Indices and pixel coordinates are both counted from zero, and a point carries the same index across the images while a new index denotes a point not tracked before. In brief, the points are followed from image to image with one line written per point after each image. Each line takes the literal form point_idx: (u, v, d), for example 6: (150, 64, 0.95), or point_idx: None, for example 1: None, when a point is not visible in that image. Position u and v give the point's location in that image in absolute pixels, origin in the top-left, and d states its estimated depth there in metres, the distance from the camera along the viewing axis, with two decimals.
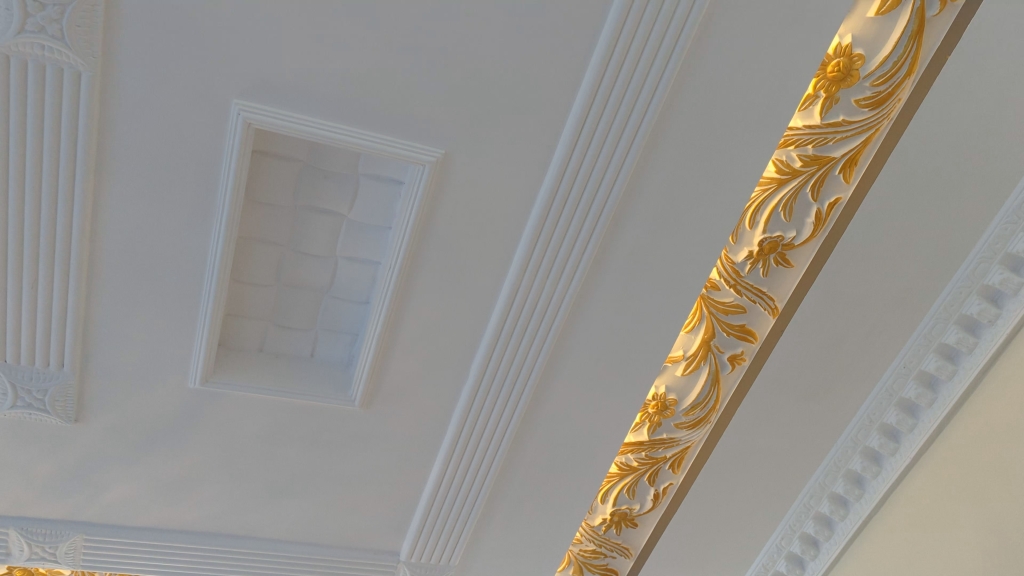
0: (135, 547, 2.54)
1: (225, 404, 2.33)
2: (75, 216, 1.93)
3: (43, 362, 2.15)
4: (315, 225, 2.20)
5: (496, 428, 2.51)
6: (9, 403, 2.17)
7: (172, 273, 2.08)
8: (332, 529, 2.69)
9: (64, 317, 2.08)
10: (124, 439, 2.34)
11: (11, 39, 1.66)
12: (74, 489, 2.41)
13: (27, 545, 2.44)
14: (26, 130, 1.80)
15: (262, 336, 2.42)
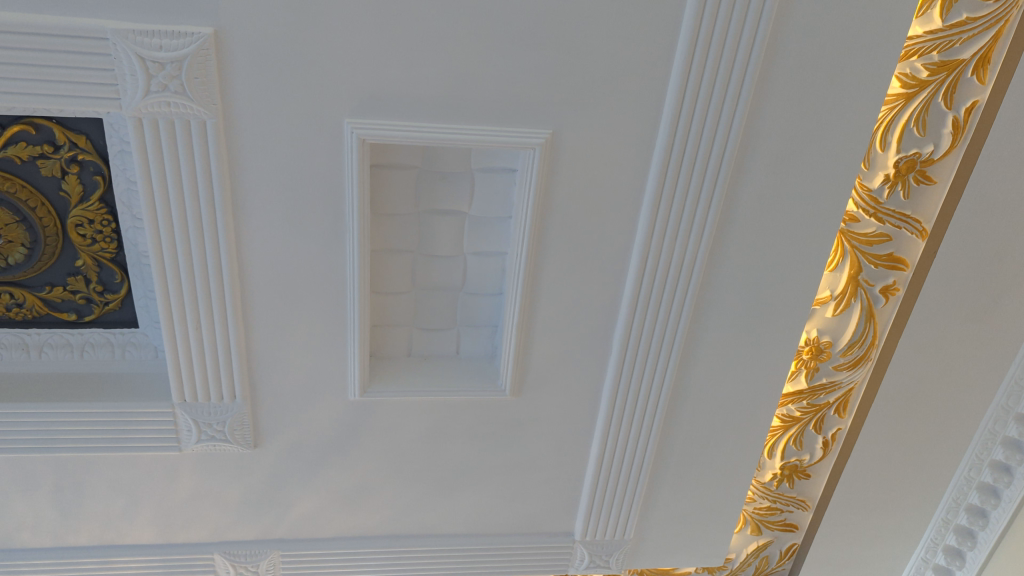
0: (327, 557, 2.68)
1: (385, 412, 2.42)
2: (223, 257, 2.06)
3: (217, 398, 2.31)
4: (440, 228, 2.25)
5: (648, 397, 2.50)
6: (195, 438, 2.36)
7: (317, 296, 2.19)
8: (505, 517, 2.76)
9: (229, 353, 2.23)
10: (300, 457, 2.48)
11: (141, 102, 1.79)
12: (265, 510, 2.57)
13: (232, 566, 2.65)
14: (167, 185, 1.93)
15: (408, 341, 2.51)
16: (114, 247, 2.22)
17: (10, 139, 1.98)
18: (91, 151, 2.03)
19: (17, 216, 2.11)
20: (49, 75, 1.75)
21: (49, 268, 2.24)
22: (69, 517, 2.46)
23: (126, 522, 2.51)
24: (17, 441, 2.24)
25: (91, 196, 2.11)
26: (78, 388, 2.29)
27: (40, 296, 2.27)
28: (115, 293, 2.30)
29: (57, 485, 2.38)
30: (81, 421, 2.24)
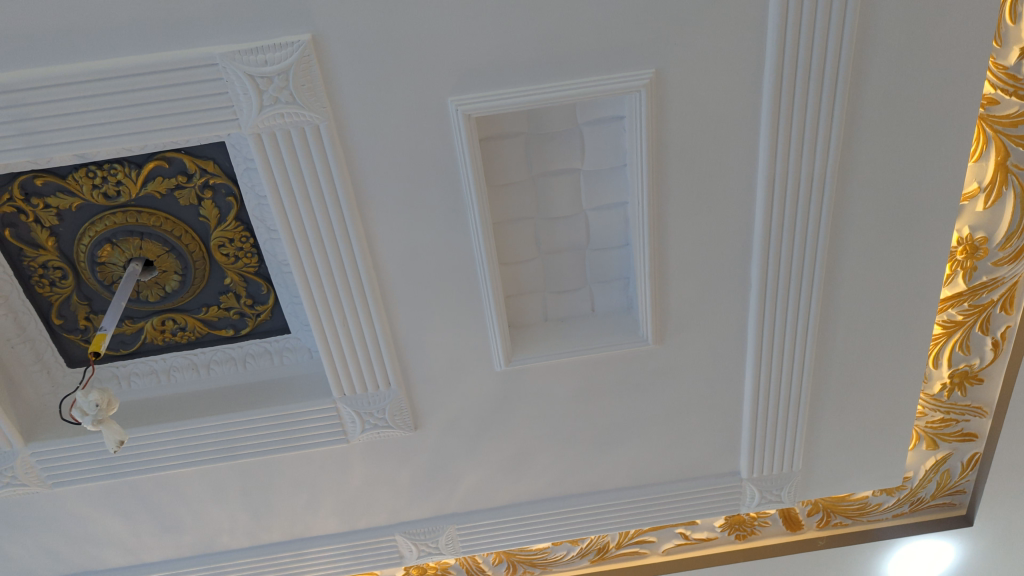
0: (501, 524, 2.76)
1: (533, 378, 2.45)
2: (356, 252, 2.14)
3: (373, 387, 2.40)
4: (557, 189, 2.24)
5: (795, 322, 2.42)
6: (360, 428, 2.46)
7: (450, 275, 2.23)
8: (668, 465, 2.75)
9: (376, 343, 2.31)
10: (460, 433, 2.55)
11: (257, 117, 1.89)
12: (435, 487, 2.67)
13: (415, 545, 2.76)
14: (294, 192, 2.02)
15: (543, 306, 2.49)
16: (255, 261, 2.33)
17: (148, 176, 2.12)
18: (220, 174, 2.14)
19: (167, 246, 2.26)
20: (172, 109, 1.86)
21: (202, 289, 2.38)
22: (260, 517, 2.63)
23: (311, 515, 2.66)
24: (203, 453, 2.41)
25: (228, 217, 2.23)
26: (248, 397, 2.44)
27: (199, 317, 2.42)
28: (264, 304, 2.41)
29: (245, 489, 2.55)
30: (256, 426, 2.39)
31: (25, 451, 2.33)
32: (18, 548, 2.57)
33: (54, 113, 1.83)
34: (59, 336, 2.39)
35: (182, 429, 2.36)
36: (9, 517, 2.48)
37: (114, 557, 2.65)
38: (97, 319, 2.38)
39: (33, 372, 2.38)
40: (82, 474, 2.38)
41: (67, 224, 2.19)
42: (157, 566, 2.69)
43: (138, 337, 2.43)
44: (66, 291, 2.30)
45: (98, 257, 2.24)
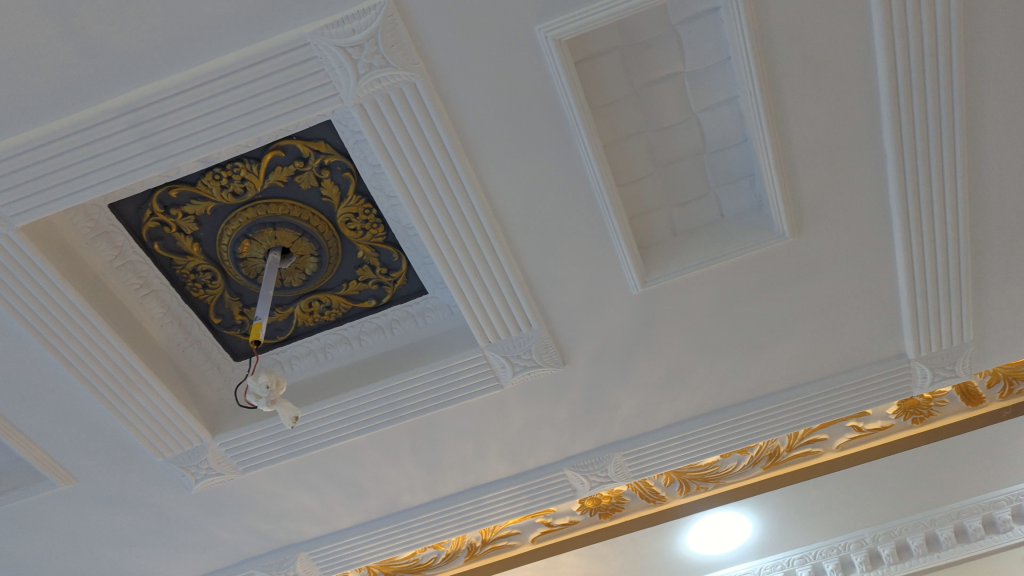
0: (667, 443, 2.76)
1: (673, 294, 2.42)
2: (475, 201, 2.16)
3: (516, 330, 2.43)
4: (663, 96, 2.16)
5: (941, 186, 2.27)
6: (511, 372, 2.50)
7: (570, 206, 2.22)
8: (828, 359, 2.66)
9: (510, 286, 2.34)
10: (609, 360, 2.55)
11: (356, 87, 1.93)
12: (595, 418, 2.69)
13: (585, 477, 2.80)
14: (404, 152, 2.06)
15: (669, 221, 2.41)
16: (382, 230, 2.39)
17: (269, 167, 2.22)
18: (333, 152, 2.21)
19: (299, 232, 2.36)
20: (278, 96, 1.92)
21: (339, 267, 2.47)
22: (435, 472, 2.74)
23: (481, 462, 2.74)
24: (371, 418, 2.53)
25: (348, 192, 2.30)
26: (400, 360, 2.54)
27: (341, 293, 2.52)
28: (398, 270, 2.47)
29: (415, 448, 2.66)
30: (413, 384, 2.48)
31: (213, 442, 2.51)
32: (226, 534, 2.78)
33: (174, 123, 1.93)
34: (221, 333, 2.55)
35: (347, 401, 2.49)
36: (212, 507, 2.68)
37: (310, 528, 2.83)
38: (251, 312, 2.52)
39: (206, 370, 2.57)
40: (267, 456, 2.56)
41: (206, 228, 2.32)
42: (351, 531, 2.86)
43: (290, 322, 2.56)
44: (218, 291, 2.45)
45: (240, 253, 2.38)
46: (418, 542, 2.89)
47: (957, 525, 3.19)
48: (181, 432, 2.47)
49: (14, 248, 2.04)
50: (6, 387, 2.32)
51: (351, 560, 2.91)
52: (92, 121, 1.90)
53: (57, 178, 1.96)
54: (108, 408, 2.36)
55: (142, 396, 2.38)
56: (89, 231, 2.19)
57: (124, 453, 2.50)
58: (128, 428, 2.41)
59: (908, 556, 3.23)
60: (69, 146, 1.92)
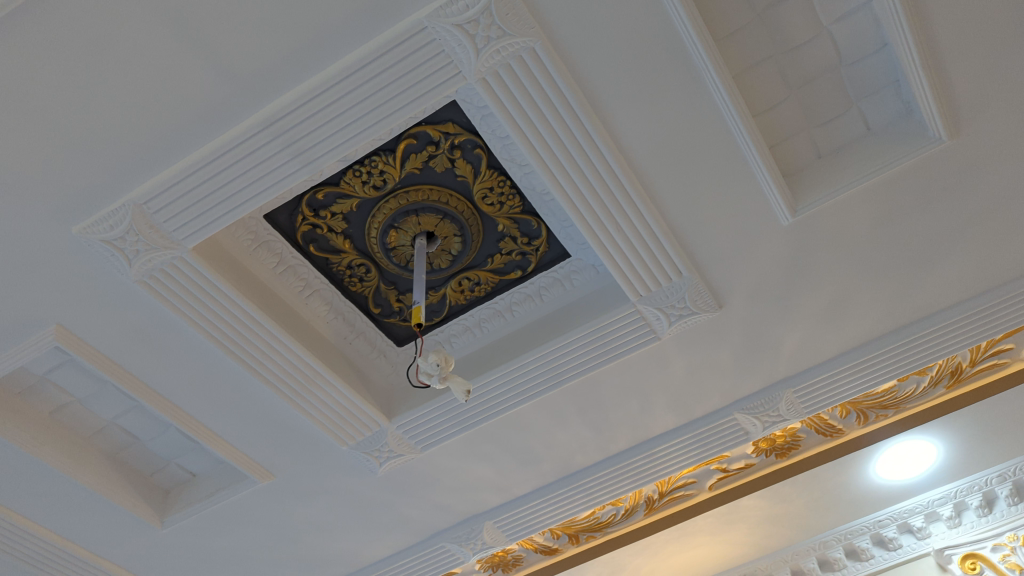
0: (837, 374, 2.67)
1: (826, 220, 2.32)
2: (607, 156, 2.14)
3: (666, 281, 2.40)
4: (788, 15, 2.07)
5: None
6: (667, 323, 2.47)
7: (707, 146, 2.16)
8: (1007, 263, 2.47)
9: (655, 237, 2.31)
10: (766, 297, 2.48)
11: (477, 62, 1.94)
12: (760, 358, 2.63)
13: (757, 418, 2.74)
14: (531, 119, 2.06)
15: (812, 144, 2.30)
16: (519, 200, 2.41)
17: (404, 156, 2.29)
18: (462, 131, 2.25)
19: (441, 214, 2.43)
20: (404, 86, 1.96)
21: (482, 243, 2.52)
22: (604, 430, 2.76)
23: (649, 415, 2.74)
24: (534, 385, 2.57)
25: (481, 168, 2.33)
26: (554, 326, 2.56)
27: (488, 268, 2.57)
28: (539, 238, 2.48)
29: (581, 409, 2.69)
30: (571, 347, 2.50)
31: (391, 426, 2.63)
32: (414, 511, 2.91)
33: (312, 129, 2.01)
34: (382, 322, 2.67)
35: (509, 371, 2.54)
36: (398, 486, 2.81)
37: (492, 498, 2.92)
38: (407, 298, 2.62)
39: (373, 359, 2.69)
40: (441, 433, 2.65)
41: (354, 224, 2.43)
42: (530, 496, 2.93)
43: (444, 302, 2.64)
44: (374, 282, 2.57)
45: (389, 243, 2.48)
46: (597, 502, 2.92)
47: (987, 495, 3.09)
48: (360, 420, 2.60)
49: (188, 269, 2.21)
50: (200, 396, 2.52)
51: (535, 525, 2.97)
52: (239, 140, 2.02)
53: (217, 198, 2.09)
54: (292, 405, 2.52)
55: (321, 391, 2.51)
56: (251, 242, 2.36)
57: (312, 445, 2.66)
58: (313, 422, 2.56)
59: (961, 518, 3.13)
60: (223, 166, 2.05)
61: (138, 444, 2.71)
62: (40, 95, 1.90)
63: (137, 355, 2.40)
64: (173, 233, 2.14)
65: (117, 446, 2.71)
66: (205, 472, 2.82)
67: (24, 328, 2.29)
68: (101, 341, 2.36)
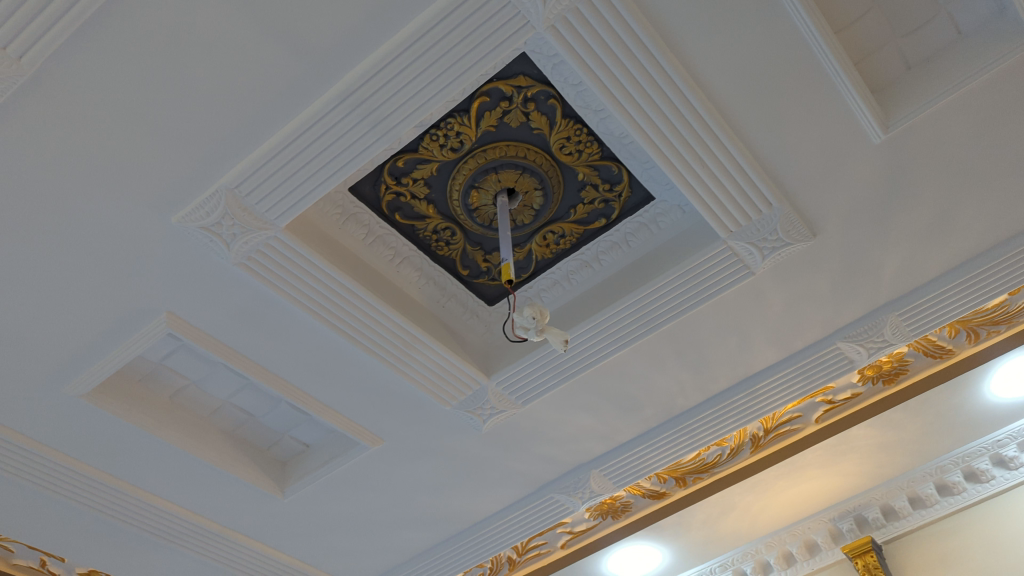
0: (944, 293, 2.57)
1: (921, 133, 2.22)
2: (685, 91, 2.10)
3: (756, 214, 2.35)
4: None
5: None
6: (760, 257, 2.43)
7: (788, 70, 2.09)
8: None
9: (741, 169, 2.25)
10: (862, 220, 2.40)
11: (545, 10, 1.91)
12: (859, 283, 2.56)
13: (861, 346, 2.68)
14: (604, 62, 2.02)
15: (901, 56, 2.19)
16: (597, 147, 2.38)
17: (478, 115, 2.29)
18: (534, 83, 2.23)
19: (520, 169, 2.43)
20: (474, 42, 1.96)
21: (564, 194, 2.51)
22: (704, 371, 2.74)
23: (749, 352, 2.70)
24: (629, 332, 2.57)
25: (556, 118, 2.31)
26: (644, 271, 2.55)
27: (572, 219, 2.56)
28: (621, 183, 2.46)
29: (679, 351, 2.67)
30: (663, 290, 2.48)
31: (491, 384, 2.67)
32: (521, 465, 2.96)
33: (387, 96, 2.03)
34: (472, 283, 2.70)
35: (602, 319, 2.54)
36: (503, 441, 2.86)
37: (597, 447, 2.94)
38: (494, 257, 2.65)
39: (467, 319, 2.73)
40: (541, 387, 2.68)
41: (436, 189, 2.46)
42: (634, 442, 2.94)
43: (531, 258, 2.65)
44: (460, 244, 2.60)
45: (472, 204, 2.50)
46: (702, 443, 2.91)
47: (968, 469, 3.15)
48: (460, 379, 2.65)
49: (283, 247, 2.29)
50: (306, 370, 2.61)
51: (642, 470, 2.98)
52: (319, 116, 2.05)
53: (303, 175, 2.14)
54: (394, 370, 2.58)
55: (420, 354, 2.57)
56: (339, 217, 2.44)
57: (417, 408, 2.72)
58: (415, 385, 2.63)
59: (947, 494, 3.18)
60: (306, 144, 2.09)
61: (252, 420, 2.86)
62: (127, 93, 1.97)
63: (243, 335, 2.50)
64: (266, 214, 2.20)
65: (234, 423, 2.86)
66: (318, 442, 2.93)
67: (137, 319, 2.41)
68: (209, 325, 2.47)
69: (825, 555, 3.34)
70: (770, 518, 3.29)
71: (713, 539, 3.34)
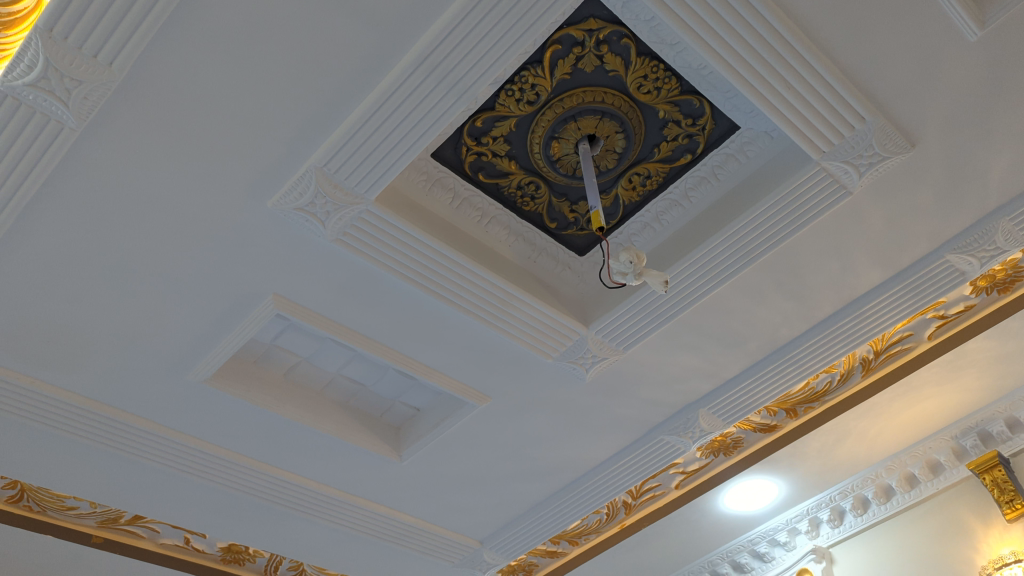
0: None
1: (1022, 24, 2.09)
2: (764, 12, 2.03)
3: (848, 131, 2.27)
4: None
5: None
6: (857, 175, 2.35)
7: None
8: None
9: (829, 86, 2.17)
10: (964, 124, 2.29)
11: None
12: (966, 191, 2.45)
13: (972, 256, 2.57)
14: None
15: None
16: (676, 81, 2.33)
17: (552, 64, 2.27)
18: (605, 25, 2.19)
19: (599, 114, 2.40)
20: None
21: (646, 134, 2.47)
22: (806, 298, 2.68)
23: (852, 275, 2.63)
24: (726, 267, 2.53)
25: (631, 57, 2.27)
26: (736, 205, 2.50)
27: (656, 159, 2.52)
28: (703, 116, 2.40)
29: (779, 281, 2.62)
30: (757, 221, 2.43)
31: (590, 333, 2.67)
32: (628, 411, 2.97)
33: (461, 56, 2.03)
34: (561, 235, 2.70)
35: (698, 257, 2.51)
36: (608, 388, 2.88)
37: (702, 385, 2.92)
38: (580, 206, 2.63)
39: (560, 272, 2.74)
40: (641, 331, 2.67)
41: (516, 144, 2.46)
42: (740, 378, 2.91)
43: (618, 203, 2.63)
44: (545, 197, 2.60)
45: (553, 155, 2.49)
46: (811, 371, 2.86)
47: None
48: (559, 332, 2.67)
49: (376, 219, 2.33)
50: (409, 337, 2.67)
51: (751, 404, 2.95)
52: (396, 85, 2.06)
53: (387, 146, 2.17)
54: (494, 328, 2.62)
55: (518, 310, 2.60)
56: (425, 183, 2.47)
57: (520, 364, 2.76)
58: (516, 341, 2.66)
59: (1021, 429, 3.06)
60: (387, 114, 2.12)
61: (364, 389, 2.97)
62: (213, 86, 2.03)
63: (346, 309, 2.58)
64: (355, 188, 2.24)
65: (347, 393, 2.99)
66: (428, 405, 3.02)
67: (246, 303, 2.51)
68: (313, 302, 2.55)
69: (951, 473, 3.21)
70: (888, 441, 3.22)
71: (830, 467, 3.30)
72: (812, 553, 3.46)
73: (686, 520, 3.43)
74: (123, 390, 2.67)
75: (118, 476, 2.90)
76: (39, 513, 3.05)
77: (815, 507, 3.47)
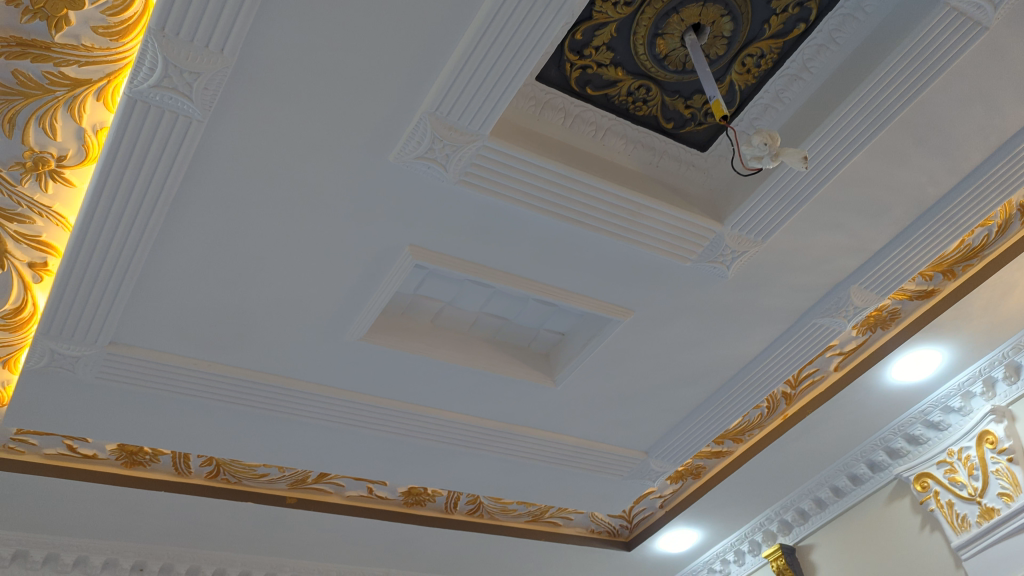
0: None
1: None
2: None
3: None
4: None
5: None
6: (993, 8, 2.17)
7: None
8: None
9: None
10: None
11: None
12: None
13: None
14: None
15: None
16: None
17: None
18: None
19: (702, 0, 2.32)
20: None
21: (754, 12, 2.36)
22: (952, 151, 2.53)
23: (999, 116, 2.46)
24: (860, 134, 2.41)
25: None
26: (862, 67, 2.36)
27: (768, 36, 2.40)
28: None
29: (919, 138, 2.48)
30: (887, 79, 2.30)
31: (726, 229, 2.61)
32: (777, 300, 2.91)
33: None
34: (680, 135, 2.64)
35: (826, 130, 2.39)
36: (753, 281, 2.83)
37: (851, 263, 2.83)
38: (695, 101, 2.56)
39: (684, 172, 2.69)
40: (778, 217, 2.59)
41: (620, 50, 2.39)
42: (890, 248, 2.79)
43: (734, 90, 2.53)
44: (658, 99, 2.53)
45: (659, 53, 2.42)
46: (966, 227, 2.74)
47: None
48: (694, 233, 2.62)
49: (495, 153, 2.34)
50: (546, 264, 2.70)
51: (904, 272, 2.84)
52: (493, 13, 2.04)
53: (494, 77, 2.15)
54: (628, 241, 2.60)
55: (649, 218, 2.57)
56: (535, 107, 2.47)
57: (660, 272, 2.74)
58: (653, 250, 2.63)
59: None
60: (488, 46, 2.10)
61: (508, 322, 3.04)
62: (319, 54, 2.07)
63: (482, 247, 2.62)
64: (470, 126, 2.25)
65: (493, 328, 3.07)
66: (574, 326, 3.06)
67: (387, 259, 2.59)
68: (449, 247, 2.60)
69: None
70: None
71: (998, 324, 3.14)
72: (991, 415, 3.29)
73: (851, 401, 3.36)
74: (289, 360, 2.83)
75: (299, 441, 3.10)
76: (237, 483, 3.32)
77: (987, 367, 3.31)
